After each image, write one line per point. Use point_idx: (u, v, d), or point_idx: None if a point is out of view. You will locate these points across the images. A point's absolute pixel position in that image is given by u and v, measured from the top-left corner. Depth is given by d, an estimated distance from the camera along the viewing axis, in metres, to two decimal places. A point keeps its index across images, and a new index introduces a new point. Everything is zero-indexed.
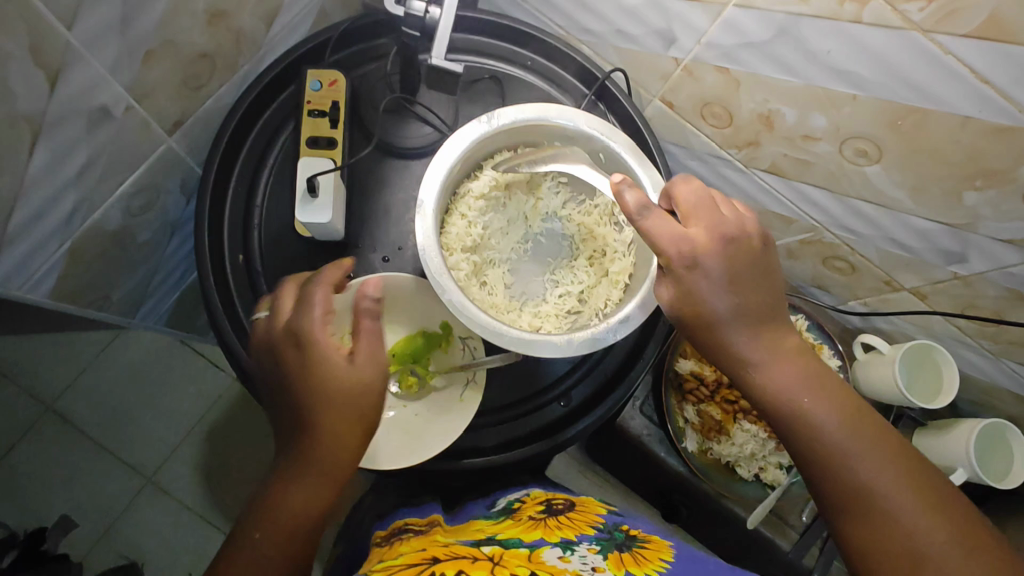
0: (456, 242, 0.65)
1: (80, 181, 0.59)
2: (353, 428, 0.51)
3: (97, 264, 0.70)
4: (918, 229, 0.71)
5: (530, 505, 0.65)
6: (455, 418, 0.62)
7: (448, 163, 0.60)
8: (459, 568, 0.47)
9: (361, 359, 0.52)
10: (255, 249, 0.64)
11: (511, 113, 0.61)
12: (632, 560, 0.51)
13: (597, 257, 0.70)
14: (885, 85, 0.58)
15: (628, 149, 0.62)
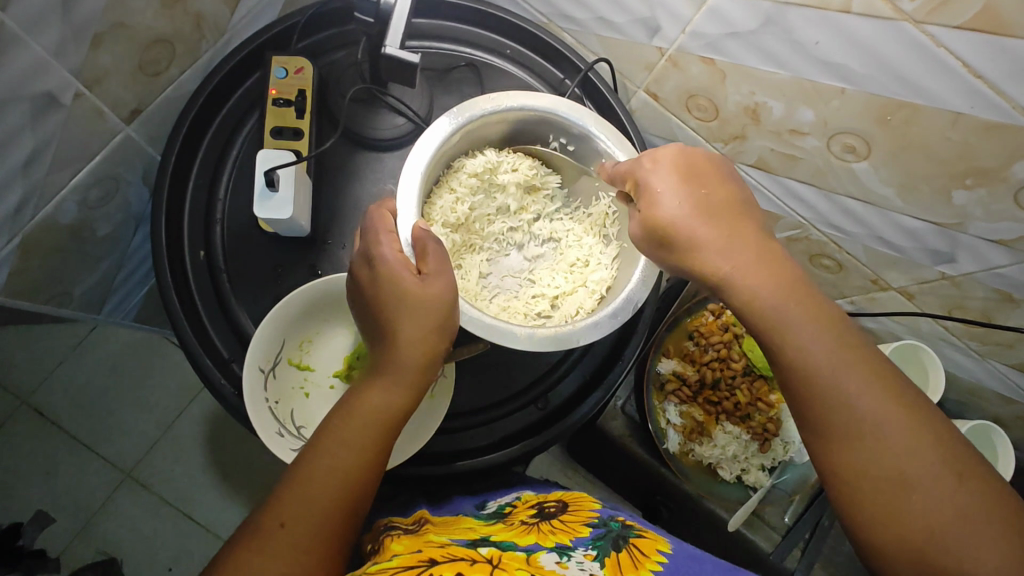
0: (439, 216, 0.61)
1: (28, 172, 0.56)
2: (427, 340, 0.49)
3: (54, 258, 0.67)
4: (906, 227, 0.69)
5: (522, 509, 0.63)
6: (424, 418, 0.59)
7: (444, 134, 0.56)
8: (458, 571, 0.45)
9: (433, 274, 0.50)
10: (217, 245, 0.61)
11: (514, 96, 0.58)
12: (629, 560, 0.49)
13: (580, 265, 0.66)
14: (874, 79, 0.56)
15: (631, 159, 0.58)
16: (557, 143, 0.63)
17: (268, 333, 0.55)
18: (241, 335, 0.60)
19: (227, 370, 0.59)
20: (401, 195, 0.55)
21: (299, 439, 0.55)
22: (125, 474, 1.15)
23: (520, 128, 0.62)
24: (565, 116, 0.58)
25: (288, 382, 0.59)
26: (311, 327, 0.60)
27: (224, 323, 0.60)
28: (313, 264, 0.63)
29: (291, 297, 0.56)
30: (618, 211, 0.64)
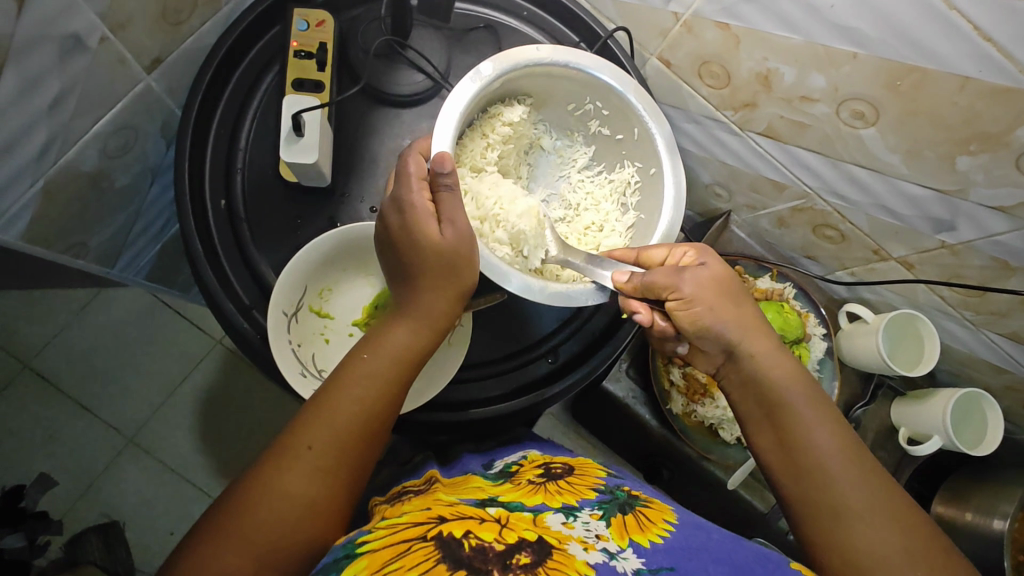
0: (468, 159, 0.64)
1: (53, 114, 0.56)
2: (448, 288, 0.53)
3: (74, 206, 0.67)
4: (909, 195, 0.71)
5: (529, 468, 0.65)
6: (443, 363, 0.61)
7: (486, 78, 0.57)
8: (468, 529, 0.47)
9: (450, 223, 0.52)
10: (238, 194, 0.62)
11: (561, 53, 0.59)
12: (636, 525, 0.52)
13: (594, 229, 0.67)
14: (886, 43, 0.57)
15: (666, 136, 0.60)
16: (592, 106, 0.65)
17: (292, 276, 0.57)
18: (262, 283, 0.61)
19: (249, 316, 0.60)
20: (437, 138, 0.56)
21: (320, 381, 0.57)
22: (128, 438, 1.16)
23: (555, 87, 0.64)
24: (604, 81, 0.60)
25: (310, 328, 0.60)
26: (331, 276, 0.62)
27: (243, 269, 0.61)
28: (331, 216, 0.64)
29: (317, 242, 0.58)
30: (640, 181, 0.65)
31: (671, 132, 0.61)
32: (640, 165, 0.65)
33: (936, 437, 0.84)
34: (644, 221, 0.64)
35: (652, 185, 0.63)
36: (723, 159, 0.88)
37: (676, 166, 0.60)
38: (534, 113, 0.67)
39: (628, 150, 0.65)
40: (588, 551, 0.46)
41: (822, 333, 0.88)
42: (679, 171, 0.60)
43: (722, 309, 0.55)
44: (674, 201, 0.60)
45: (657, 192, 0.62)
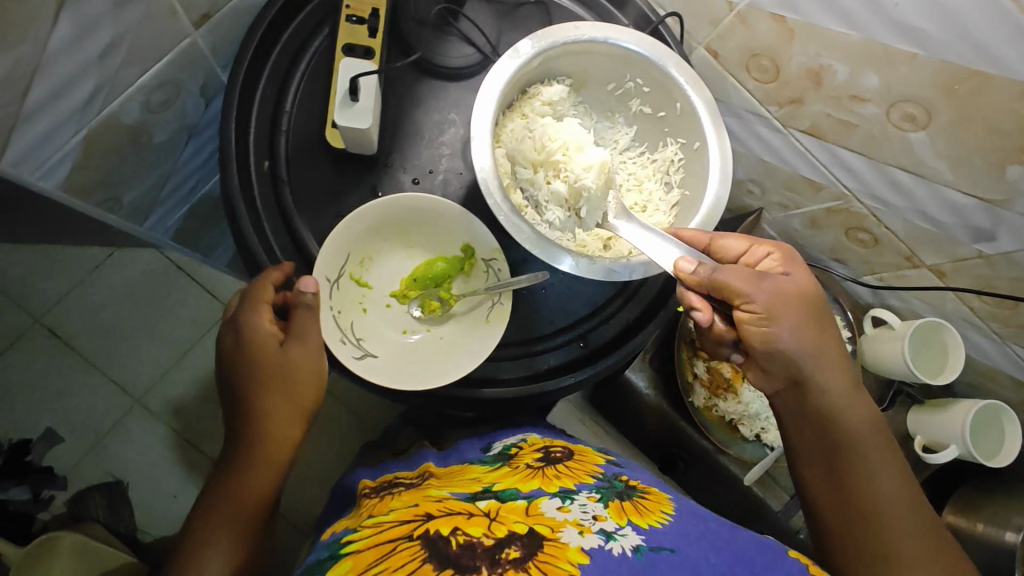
0: (508, 137, 0.62)
1: (102, 63, 0.56)
2: (292, 407, 0.57)
3: (111, 159, 0.67)
4: (951, 202, 0.70)
5: (528, 451, 0.66)
6: (479, 338, 0.61)
7: (527, 55, 0.57)
8: (455, 526, 0.47)
9: (296, 339, 0.55)
10: (281, 156, 0.61)
11: (600, 29, 0.58)
12: (634, 509, 0.52)
13: (637, 209, 0.65)
14: (949, 45, 0.56)
15: (707, 106, 0.58)
16: (633, 83, 0.63)
17: (335, 244, 0.58)
18: (303, 249, 0.61)
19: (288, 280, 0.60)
20: (476, 114, 0.55)
21: (358, 348, 0.59)
22: (135, 400, 1.15)
23: (596, 64, 0.62)
24: (645, 54, 0.58)
25: (350, 295, 0.61)
26: (373, 246, 0.63)
27: (284, 233, 0.61)
28: (373, 185, 0.63)
29: (361, 211, 0.58)
30: (684, 158, 0.64)
31: (713, 100, 0.59)
32: (684, 142, 0.63)
33: (952, 447, 0.84)
34: (689, 198, 0.63)
35: (695, 160, 0.61)
36: (760, 155, 0.87)
37: (721, 138, 0.58)
38: (573, 94, 0.66)
39: (671, 128, 0.64)
40: (583, 535, 0.46)
41: (847, 336, 0.88)
42: (725, 145, 0.58)
43: (802, 332, 0.55)
44: (721, 175, 0.58)
45: (701, 167, 0.60)
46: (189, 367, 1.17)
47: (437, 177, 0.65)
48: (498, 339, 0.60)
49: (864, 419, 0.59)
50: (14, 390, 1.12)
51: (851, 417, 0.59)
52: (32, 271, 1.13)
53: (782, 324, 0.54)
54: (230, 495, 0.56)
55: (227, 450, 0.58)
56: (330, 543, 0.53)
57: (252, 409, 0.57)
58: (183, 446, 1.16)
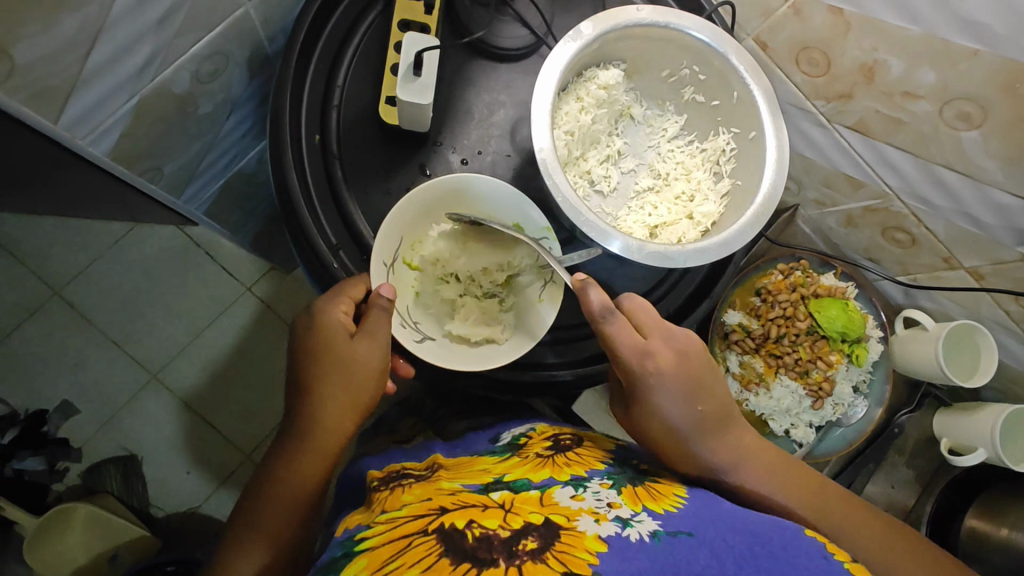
0: (563, 120, 0.61)
1: (160, 30, 0.55)
2: (353, 399, 0.57)
3: (156, 129, 0.66)
4: (996, 204, 0.70)
5: (537, 441, 0.65)
6: (534, 321, 0.62)
7: (587, 38, 0.56)
8: (470, 518, 0.45)
9: (368, 334, 0.56)
10: (333, 131, 0.61)
11: (661, 13, 0.58)
12: (648, 495, 0.52)
13: (685, 198, 0.65)
14: (1015, 42, 0.56)
15: (767, 94, 0.58)
16: (688, 71, 0.63)
17: (392, 227, 0.58)
18: (352, 227, 0.61)
19: (336, 256, 0.60)
20: (536, 95, 0.55)
21: (417, 331, 0.60)
22: (155, 375, 1.15)
23: (653, 49, 0.62)
24: (705, 40, 0.58)
25: (403, 279, 0.62)
26: (423, 228, 0.62)
27: (333, 208, 0.61)
28: (422, 164, 0.63)
29: (416, 193, 0.58)
30: (737, 148, 0.63)
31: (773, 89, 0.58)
32: (737, 131, 0.62)
33: (981, 450, 0.84)
34: (741, 188, 0.62)
35: (750, 150, 0.61)
36: (801, 151, 0.86)
37: (779, 129, 0.57)
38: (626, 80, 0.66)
39: (725, 118, 0.63)
40: (599, 522, 0.44)
41: (879, 336, 0.87)
42: (782, 135, 0.58)
43: (675, 396, 0.59)
44: (776, 165, 0.58)
45: (756, 157, 0.60)
46: (211, 344, 1.17)
47: (486, 158, 0.65)
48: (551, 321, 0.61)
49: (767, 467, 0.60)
50: (35, 360, 1.12)
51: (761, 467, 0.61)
52: (58, 242, 1.13)
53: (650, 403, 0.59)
54: (283, 475, 0.57)
55: (281, 435, 0.60)
56: (343, 540, 0.48)
57: (310, 394, 0.57)
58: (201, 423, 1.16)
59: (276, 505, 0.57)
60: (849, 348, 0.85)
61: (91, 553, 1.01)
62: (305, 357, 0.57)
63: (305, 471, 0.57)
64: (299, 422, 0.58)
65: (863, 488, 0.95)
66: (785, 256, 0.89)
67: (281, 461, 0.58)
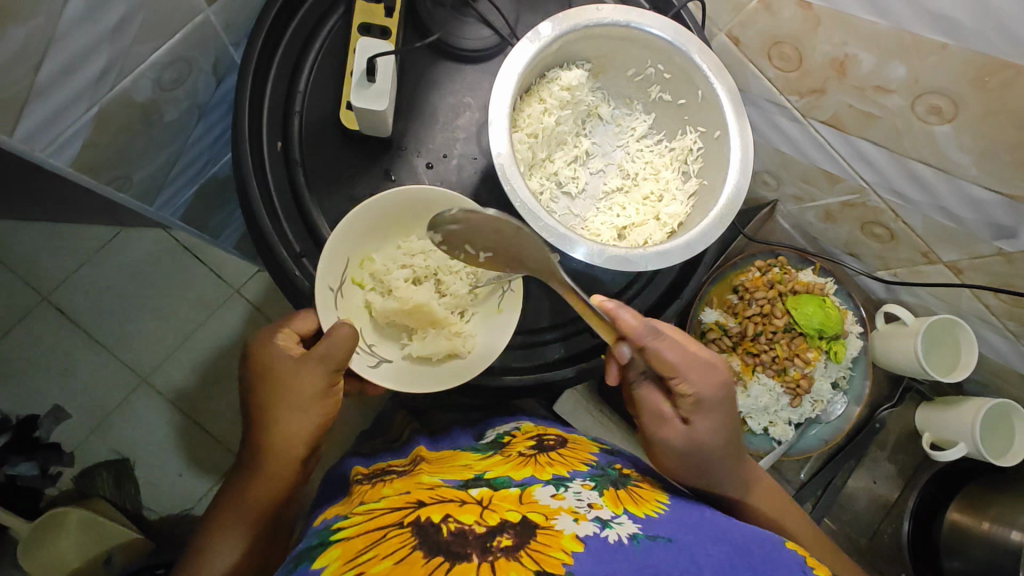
0: (525, 123, 0.61)
1: (115, 39, 0.55)
2: (298, 422, 0.56)
3: (122, 137, 0.66)
4: (973, 199, 0.69)
5: (521, 439, 0.64)
6: (499, 330, 0.62)
7: (546, 39, 0.56)
8: (446, 513, 0.44)
9: (308, 360, 0.55)
10: (295, 137, 0.61)
11: (622, 13, 0.57)
12: (629, 499, 0.51)
13: (653, 199, 0.64)
14: (981, 35, 0.55)
15: (729, 93, 0.57)
16: (653, 70, 0.62)
17: (334, 251, 0.58)
18: (317, 236, 0.60)
19: (299, 264, 0.59)
20: (494, 97, 0.55)
21: (373, 355, 0.60)
22: (142, 379, 1.15)
23: (616, 49, 0.61)
24: (667, 38, 0.57)
25: (353, 300, 0.62)
26: (369, 245, 0.62)
27: (296, 215, 0.60)
28: (386, 168, 0.63)
29: (354, 214, 0.58)
30: (703, 147, 0.62)
31: (735, 87, 0.57)
32: (703, 130, 0.61)
33: (961, 444, 0.84)
34: (707, 188, 0.61)
35: (715, 150, 0.60)
36: (778, 146, 0.85)
37: (743, 127, 0.57)
38: (592, 79, 0.65)
39: (690, 117, 0.62)
40: (578, 522, 0.44)
41: (858, 331, 0.87)
42: (747, 134, 0.57)
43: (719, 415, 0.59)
44: (740, 165, 0.57)
45: (722, 157, 0.59)
46: (197, 348, 1.17)
47: (452, 162, 0.64)
48: (512, 331, 0.61)
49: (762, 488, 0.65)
50: (23, 366, 1.12)
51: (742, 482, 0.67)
52: (41, 248, 1.12)
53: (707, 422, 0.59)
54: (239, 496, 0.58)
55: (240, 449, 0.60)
56: (320, 531, 0.48)
57: (262, 416, 0.57)
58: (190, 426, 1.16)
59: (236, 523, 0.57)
60: (826, 345, 0.85)
61: (85, 556, 1.02)
62: (257, 379, 0.57)
63: (261, 489, 0.57)
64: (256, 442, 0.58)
65: (844, 483, 0.94)
66: (763, 252, 0.88)
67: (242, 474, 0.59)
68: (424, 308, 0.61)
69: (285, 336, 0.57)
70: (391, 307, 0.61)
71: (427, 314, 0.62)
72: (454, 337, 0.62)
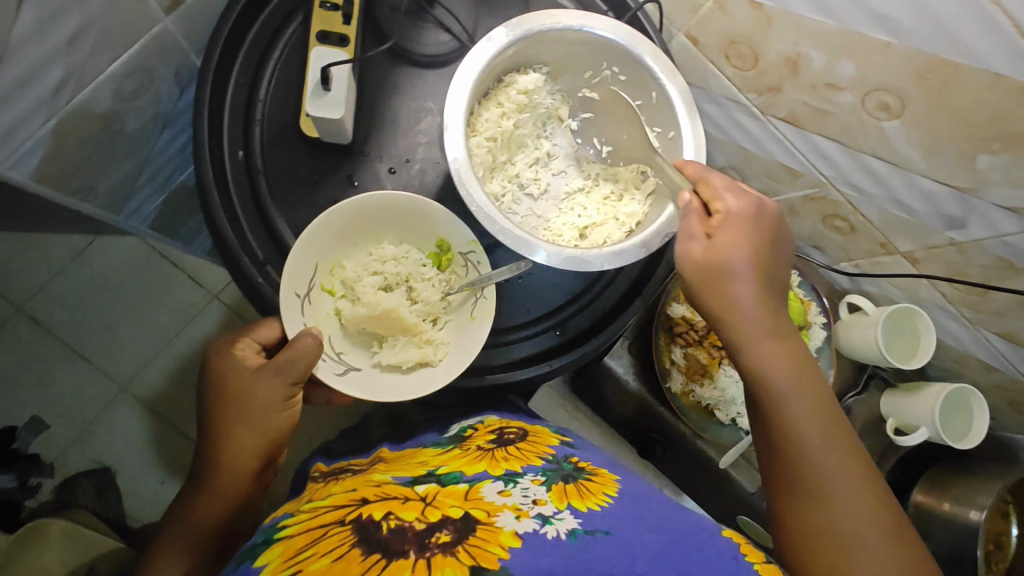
0: (483, 127, 0.62)
1: (70, 51, 0.55)
2: (252, 435, 0.57)
3: (83, 148, 0.65)
4: (924, 191, 0.71)
5: (482, 433, 0.66)
6: (470, 335, 0.63)
7: (501, 43, 0.57)
8: (387, 512, 0.47)
9: (263, 372, 0.56)
10: (256, 145, 0.61)
11: (574, 17, 0.58)
12: (576, 493, 0.53)
13: (613, 199, 0.66)
14: (921, 34, 0.56)
15: (682, 94, 0.58)
16: (609, 72, 0.63)
17: (300, 258, 0.59)
18: (281, 243, 0.61)
19: (263, 271, 0.60)
20: (450, 101, 0.56)
21: (340, 363, 0.61)
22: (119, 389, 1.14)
23: (570, 53, 0.62)
24: (618, 40, 0.59)
25: (322, 306, 0.63)
26: (338, 252, 0.64)
27: (260, 223, 0.61)
28: (349, 174, 0.63)
29: (318, 222, 0.59)
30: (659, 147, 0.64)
31: (688, 88, 0.59)
32: (659, 130, 0.63)
33: (923, 429, 0.86)
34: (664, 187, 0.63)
35: (669, 149, 0.62)
36: (740, 143, 0.87)
37: (695, 128, 0.58)
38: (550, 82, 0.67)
39: (646, 117, 0.64)
40: (519, 519, 0.46)
41: (822, 322, 0.92)
42: (699, 135, 0.58)
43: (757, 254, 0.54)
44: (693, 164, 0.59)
45: (676, 157, 0.61)
46: (176, 355, 1.17)
47: (414, 166, 0.65)
48: (486, 336, 0.61)
49: (810, 400, 0.55)
50: None
51: (797, 408, 0.54)
52: None
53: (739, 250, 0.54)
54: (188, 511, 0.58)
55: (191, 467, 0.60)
56: (266, 528, 0.51)
57: (213, 434, 0.57)
58: (170, 434, 1.16)
59: (181, 540, 0.57)
60: None
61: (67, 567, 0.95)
62: (212, 393, 0.58)
63: (204, 514, 0.57)
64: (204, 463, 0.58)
65: None
66: None
67: (191, 494, 0.59)
68: (392, 315, 0.62)
69: (245, 344, 0.59)
70: (359, 313, 0.62)
71: (396, 320, 0.63)
72: (425, 345, 0.63)
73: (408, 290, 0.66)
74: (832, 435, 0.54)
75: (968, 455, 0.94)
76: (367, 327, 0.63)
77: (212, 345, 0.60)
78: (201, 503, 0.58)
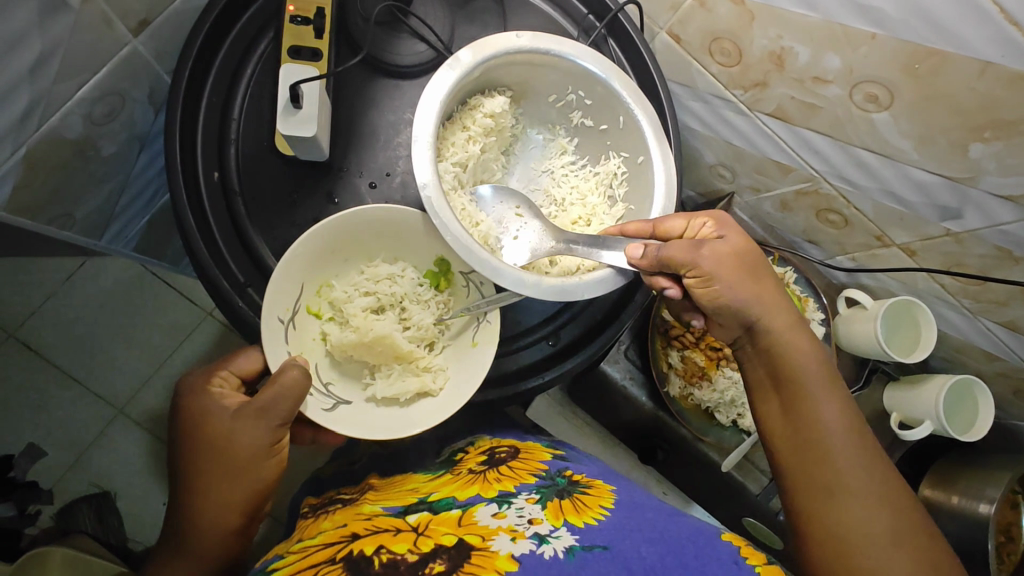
0: (449, 152, 0.63)
1: (35, 79, 0.54)
2: (240, 479, 0.55)
3: (56, 176, 0.64)
4: (917, 181, 0.69)
5: (473, 456, 0.66)
6: (469, 359, 0.62)
7: (466, 65, 0.58)
8: (379, 545, 0.46)
9: (250, 414, 0.54)
10: (231, 165, 0.60)
11: (542, 39, 0.60)
12: (572, 508, 0.52)
13: (582, 223, 0.69)
14: (907, 24, 0.55)
15: (649, 120, 0.62)
16: (574, 95, 0.66)
17: (286, 279, 0.57)
18: (261, 263, 0.60)
19: (244, 294, 0.59)
20: (417, 127, 0.56)
21: (329, 397, 0.60)
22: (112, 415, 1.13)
23: (530, 75, 0.65)
24: (586, 63, 0.61)
25: (306, 331, 0.62)
26: (327, 272, 0.63)
27: (240, 247, 0.60)
28: (329, 191, 0.62)
29: (308, 237, 0.57)
30: (627, 171, 0.68)
31: (654, 115, 0.62)
32: (626, 155, 0.67)
33: (926, 422, 0.85)
34: (633, 212, 0.66)
35: (639, 173, 0.65)
36: (728, 140, 0.86)
37: (663, 152, 0.62)
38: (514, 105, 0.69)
39: (615, 142, 0.67)
40: (515, 541, 0.46)
41: (820, 318, 0.90)
42: (668, 158, 0.62)
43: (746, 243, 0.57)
44: (665, 188, 0.62)
45: (646, 179, 0.64)
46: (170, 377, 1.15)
47: (395, 180, 0.63)
48: (492, 359, 0.60)
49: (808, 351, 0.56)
50: None
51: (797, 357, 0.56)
52: None
53: (736, 244, 0.56)
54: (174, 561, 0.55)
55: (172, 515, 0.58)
56: (255, 574, 0.49)
57: (194, 482, 0.55)
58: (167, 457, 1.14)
59: None
60: None
61: None
62: (191, 438, 0.56)
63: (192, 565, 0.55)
64: (190, 505, 0.56)
65: None
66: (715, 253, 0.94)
67: (175, 545, 0.56)
68: (385, 340, 0.61)
69: (223, 379, 0.58)
70: (349, 338, 0.61)
71: (390, 346, 0.62)
72: (423, 374, 0.63)
73: (401, 312, 0.65)
74: (827, 386, 0.56)
75: (975, 446, 0.92)
76: (356, 353, 0.62)
77: (184, 387, 0.58)
78: (184, 557, 0.55)
